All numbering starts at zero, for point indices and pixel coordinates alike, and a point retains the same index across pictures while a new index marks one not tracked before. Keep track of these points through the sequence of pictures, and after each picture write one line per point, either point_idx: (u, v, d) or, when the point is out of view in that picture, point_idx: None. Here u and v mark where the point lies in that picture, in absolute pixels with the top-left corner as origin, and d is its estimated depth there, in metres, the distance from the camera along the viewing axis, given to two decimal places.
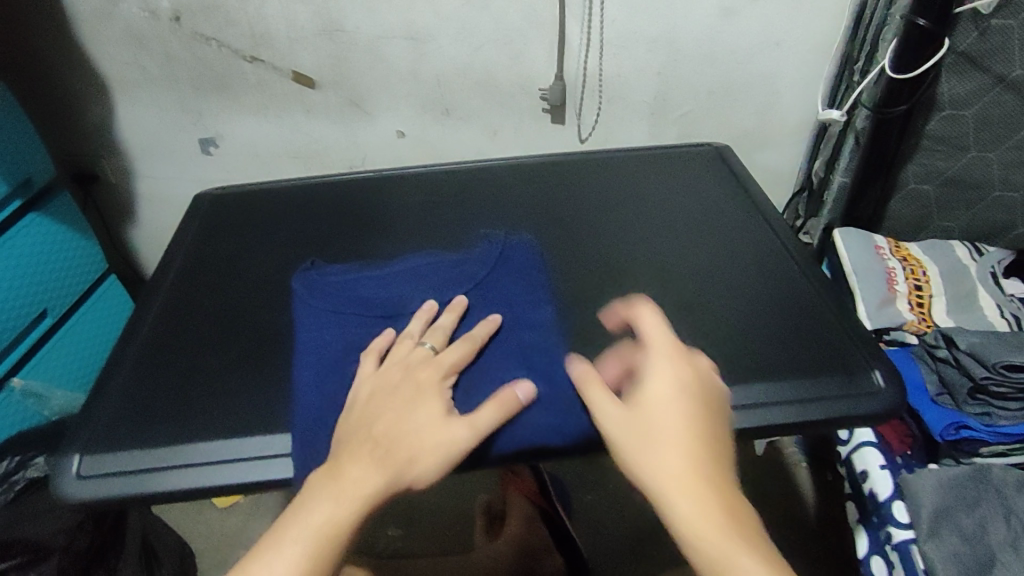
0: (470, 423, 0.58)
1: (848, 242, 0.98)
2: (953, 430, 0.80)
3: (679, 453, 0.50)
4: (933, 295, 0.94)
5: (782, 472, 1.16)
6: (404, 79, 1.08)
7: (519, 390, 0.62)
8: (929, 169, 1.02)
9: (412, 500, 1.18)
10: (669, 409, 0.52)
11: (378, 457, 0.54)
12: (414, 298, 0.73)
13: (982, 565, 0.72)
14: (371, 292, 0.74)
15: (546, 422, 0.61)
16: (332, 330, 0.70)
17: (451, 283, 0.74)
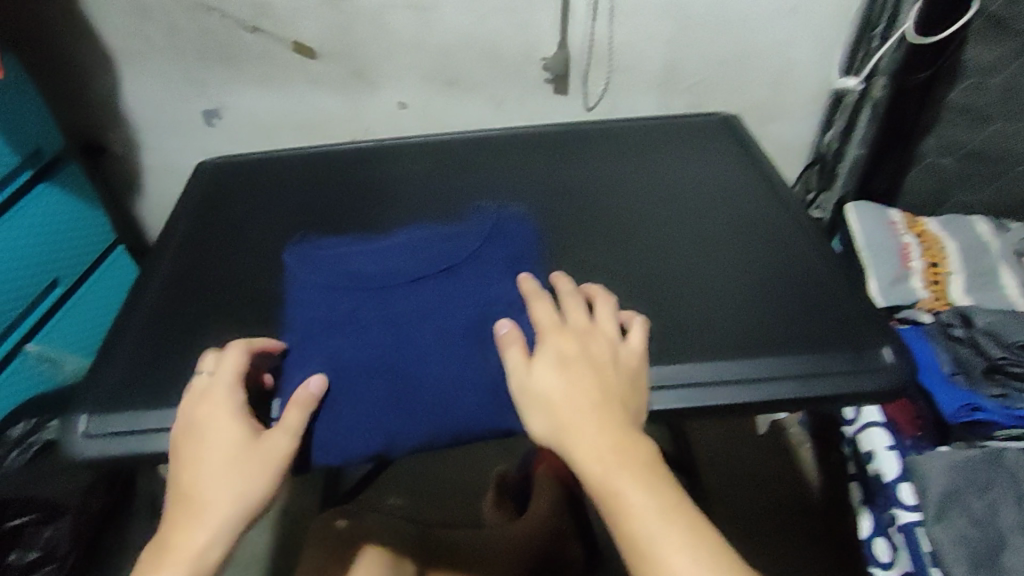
0: (287, 431, 0.55)
1: (861, 216, 0.94)
2: (966, 411, 0.76)
3: (565, 413, 0.52)
4: (950, 272, 0.90)
5: (786, 451, 1.14)
6: (406, 50, 1.06)
7: (313, 385, 0.60)
8: (951, 141, 0.97)
9: (413, 472, 1.18)
10: (553, 377, 0.54)
11: (193, 514, 0.51)
12: (405, 268, 0.71)
13: (990, 548, 0.69)
14: (363, 263, 0.73)
15: None
16: (321, 301, 0.69)
17: (443, 254, 0.72)
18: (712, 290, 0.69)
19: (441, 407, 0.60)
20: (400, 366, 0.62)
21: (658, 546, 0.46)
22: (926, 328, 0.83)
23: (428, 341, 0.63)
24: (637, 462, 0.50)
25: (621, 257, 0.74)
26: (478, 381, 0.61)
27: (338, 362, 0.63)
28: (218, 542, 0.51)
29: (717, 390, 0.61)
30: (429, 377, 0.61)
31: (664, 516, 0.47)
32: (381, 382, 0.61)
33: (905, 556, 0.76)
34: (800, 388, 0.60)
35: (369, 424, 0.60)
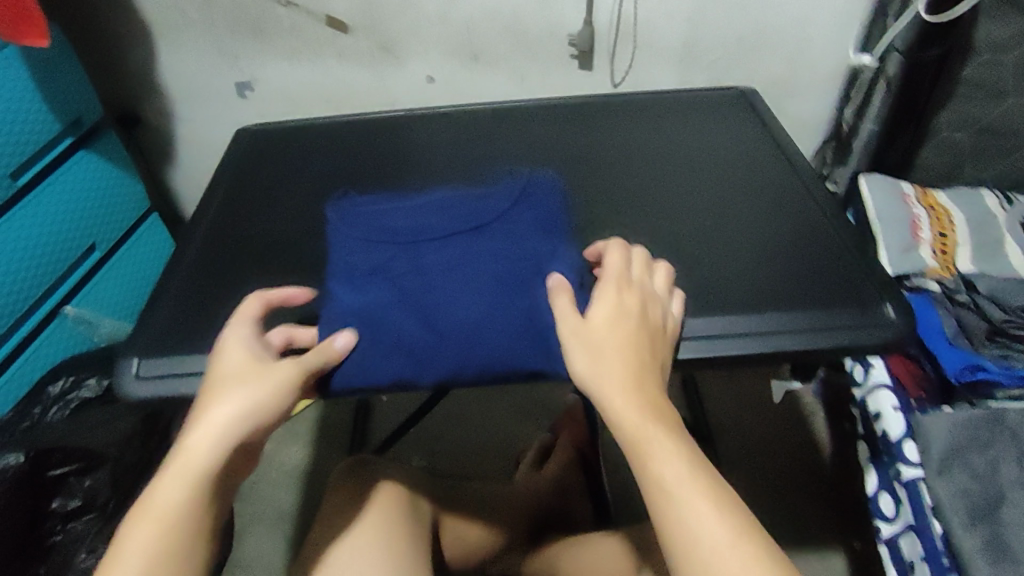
0: (295, 360, 0.59)
1: (874, 189, 0.97)
2: (969, 371, 0.79)
3: (612, 361, 0.55)
4: (958, 243, 0.93)
5: (797, 419, 1.18)
6: (434, 24, 1.10)
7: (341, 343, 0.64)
8: (964, 117, 1.00)
9: (435, 432, 1.23)
10: (608, 327, 0.57)
11: (199, 420, 0.53)
12: (439, 225, 0.76)
13: (990, 502, 0.73)
14: (399, 220, 0.77)
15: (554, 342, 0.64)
16: (364, 254, 0.73)
17: (475, 214, 0.76)
18: (727, 253, 0.73)
19: (476, 357, 0.64)
20: (441, 317, 0.66)
21: (682, 487, 0.50)
22: (933, 294, 0.86)
23: (462, 291, 0.68)
24: (666, 419, 0.53)
25: (641, 220, 0.78)
26: (513, 333, 0.65)
27: (382, 310, 0.67)
28: (214, 448, 0.52)
29: (730, 340, 0.65)
30: (465, 327, 0.66)
31: (688, 464, 0.51)
32: (422, 331, 0.66)
33: (909, 509, 0.79)
34: (808, 340, 0.64)
35: (408, 368, 0.64)
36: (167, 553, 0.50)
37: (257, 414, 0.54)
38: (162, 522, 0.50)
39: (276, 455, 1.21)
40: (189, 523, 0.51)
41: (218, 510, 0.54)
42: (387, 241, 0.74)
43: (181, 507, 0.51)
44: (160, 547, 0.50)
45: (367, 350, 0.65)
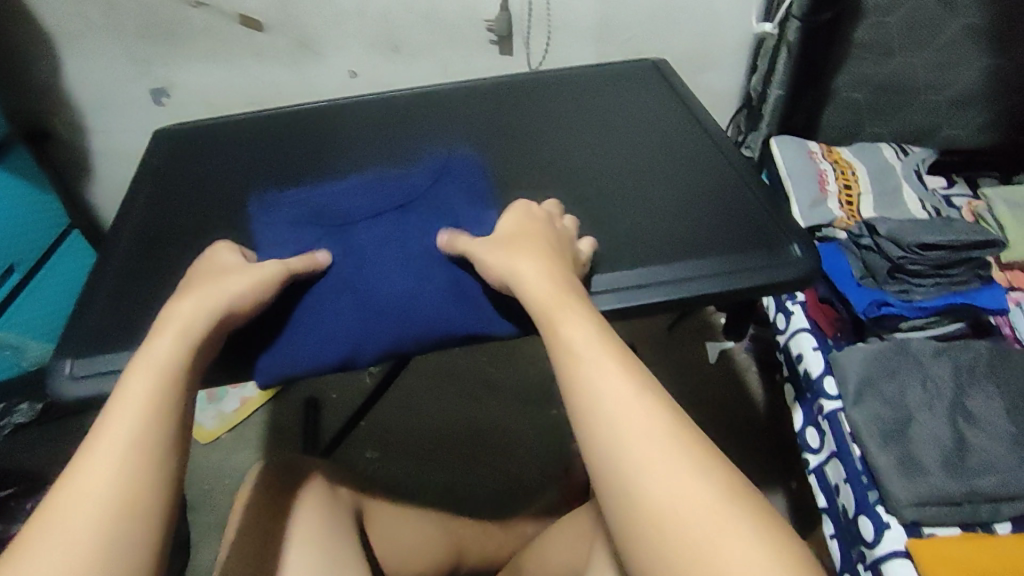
0: (281, 262, 0.65)
1: (782, 149, 1.03)
2: (875, 307, 0.86)
3: (521, 261, 0.59)
4: (861, 193, 0.99)
5: (732, 374, 1.24)
6: (353, 17, 1.11)
7: (320, 257, 0.69)
8: (859, 77, 1.07)
9: (382, 424, 1.24)
10: (514, 229, 0.65)
11: (189, 295, 0.57)
12: (366, 200, 0.77)
13: (901, 423, 0.79)
14: (326, 201, 0.78)
15: (482, 317, 0.67)
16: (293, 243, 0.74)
17: (398, 189, 0.78)
18: (646, 213, 0.77)
19: (407, 322, 0.67)
20: (370, 291, 0.68)
21: (592, 348, 0.50)
22: (842, 243, 0.93)
23: (393, 265, 0.70)
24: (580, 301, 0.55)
25: (565, 187, 0.81)
26: (442, 298, 0.68)
27: (312, 291, 0.69)
28: (203, 317, 0.56)
29: (654, 289, 0.68)
30: (397, 299, 0.68)
31: (597, 333, 0.52)
32: (353, 306, 0.67)
33: (831, 440, 0.84)
34: (725, 282, 0.69)
35: (341, 342, 0.66)
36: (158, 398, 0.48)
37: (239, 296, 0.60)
38: (153, 369, 0.50)
39: (226, 460, 1.20)
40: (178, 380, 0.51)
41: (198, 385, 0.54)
42: (313, 226, 0.75)
43: (172, 362, 0.51)
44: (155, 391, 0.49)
45: (300, 332, 0.66)
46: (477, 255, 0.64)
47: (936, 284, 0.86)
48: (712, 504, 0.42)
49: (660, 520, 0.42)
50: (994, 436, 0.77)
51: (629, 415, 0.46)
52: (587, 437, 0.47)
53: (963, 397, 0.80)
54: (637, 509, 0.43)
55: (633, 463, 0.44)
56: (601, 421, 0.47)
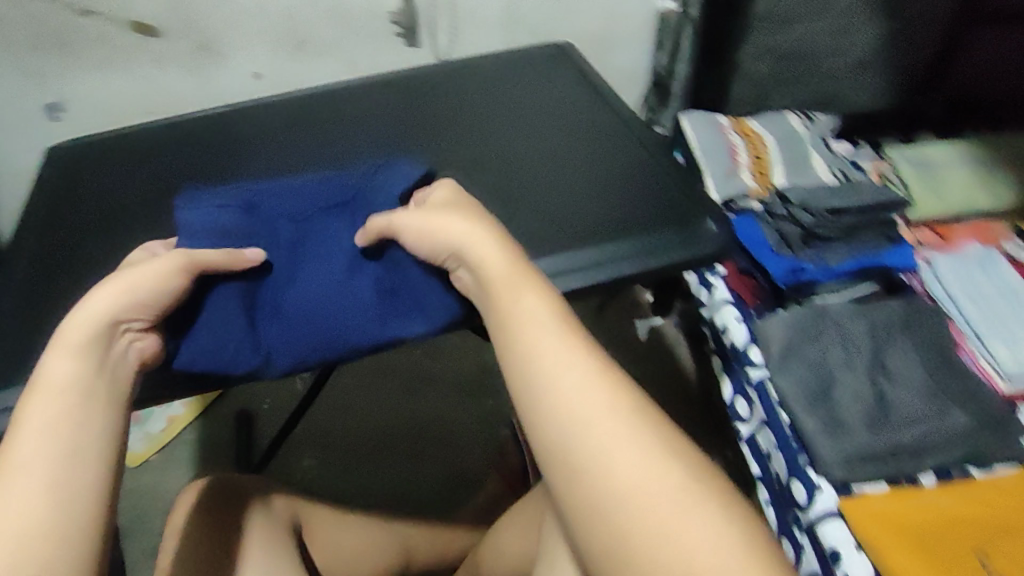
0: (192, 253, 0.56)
1: (693, 124, 1.04)
2: (791, 274, 0.86)
3: (457, 230, 0.55)
4: (772, 163, 1.01)
5: (665, 352, 1.26)
6: (253, 16, 1.05)
7: (251, 254, 0.62)
8: (760, 48, 1.05)
9: (322, 427, 1.20)
10: (450, 202, 0.59)
11: (93, 301, 0.49)
12: (303, 189, 0.71)
13: (825, 384, 0.80)
14: (261, 186, 0.71)
15: (411, 314, 0.64)
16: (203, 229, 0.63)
17: (337, 179, 0.72)
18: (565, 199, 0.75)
19: (330, 324, 0.63)
20: (288, 291, 0.64)
21: (541, 323, 0.48)
22: (755, 213, 0.93)
23: (326, 261, 0.66)
24: (525, 274, 0.52)
25: (476, 179, 0.80)
26: (363, 296, 0.64)
27: (221, 286, 0.61)
28: (108, 327, 0.48)
29: (570, 276, 0.68)
30: (326, 297, 0.64)
31: (552, 313, 0.49)
32: (267, 311, 0.63)
33: (760, 408, 0.85)
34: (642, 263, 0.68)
35: (254, 346, 0.61)
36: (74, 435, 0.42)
37: (143, 294, 0.50)
38: (62, 399, 0.43)
39: (154, 488, 1.14)
40: (98, 407, 0.44)
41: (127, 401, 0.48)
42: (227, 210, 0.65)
43: (84, 388, 0.44)
44: (69, 426, 0.42)
45: (210, 331, 0.59)
46: (399, 230, 0.60)
47: (847, 247, 0.87)
48: (678, 487, 0.40)
49: (601, 502, 0.40)
50: (914, 390, 0.78)
51: (579, 397, 0.44)
52: (543, 416, 0.45)
53: (882, 355, 0.82)
54: (576, 488, 0.41)
55: (574, 444, 0.43)
56: (546, 398, 0.45)
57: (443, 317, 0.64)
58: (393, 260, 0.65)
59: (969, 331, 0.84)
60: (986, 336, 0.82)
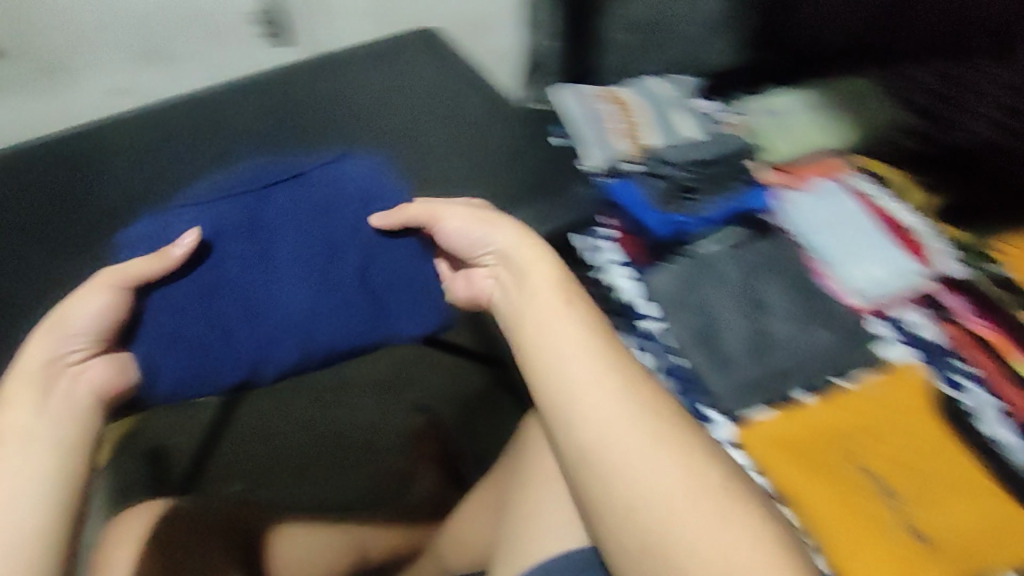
0: (118, 273, 0.56)
1: (564, 96, 1.00)
2: (669, 225, 0.84)
3: (488, 231, 0.57)
4: (644, 127, 0.97)
5: None
6: (102, 29, 0.95)
7: (186, 240, 0.60)
8: (621, 17, 1.02)
9: (244, 447, 1.11)
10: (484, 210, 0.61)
11: (29, 368, 0.49)
12: (275, 196, 0.66)
13: (707, 326, 0.77)
14: (237, 191, 0.66)
15: (406, 316, 0.68)
16: (164, 225, 0.64)
17: (308, 185, 0.67)
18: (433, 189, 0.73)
19: (307, 329, 0.65)
20: (264, 301, 0.63)
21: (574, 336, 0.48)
22: (625, 166, 0.90)
23: (314, 275, 0.65)
24: (565, 281, 0.52)
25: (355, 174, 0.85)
26: (348, 301, 0.66)
27: (155, 295, 0.59)
28: (47, 363, 0.50)
29: None
30: (308, 311, 0.64)
31: (587, 330, 0.49)
32: (240, 313, 0.63)
33: None
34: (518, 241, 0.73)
35: (235, 357, 0.63)
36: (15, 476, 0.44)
37: (77, 320, 0.52)
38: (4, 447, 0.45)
39: None
40: (43, 443, 0.46)
41: (82, 430, 0.49)
42: (233, 211, 0.64)
43: (28, 431, 0.46)
44: (14, 468, 0.44)
45: (172, 342, 0.60)
46: (439, 220, 0.61)
47: (718, 195, 0.85)
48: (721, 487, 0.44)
49: (640, 513, 0.43)
50: (788, 317, 0.77)
51: (614, 427, 0.45)
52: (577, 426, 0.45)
53: (761, 290, 0.79)
54: (612, 502, 0.43)
55: (618, 474, 0.44)
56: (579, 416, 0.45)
57: (436, 318, 0.69)
58: (405, 247, 0.67)
59: (823, 257, 0.82)
60: (839, 263, 0.81)
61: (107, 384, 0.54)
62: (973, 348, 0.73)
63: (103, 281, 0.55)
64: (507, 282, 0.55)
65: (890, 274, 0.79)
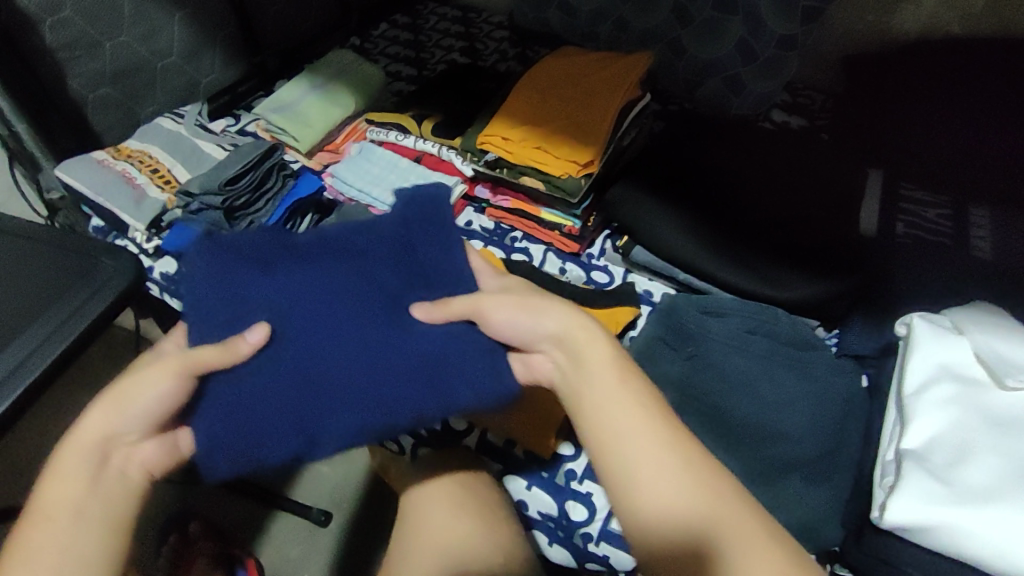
0: (185, 358, 0.45)
1: (69, 174, 0.89)
2: None
3: (544, 317, 0.49)
4: (170, 168, 0.92)
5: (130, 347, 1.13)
6: None
7: (254, 337, 0.47)
8: (89, 74, 0.91)
9: None
10: (494, 279, 0.55)
11: (83, 462, 0.44)
12: (336, 252, 0.53)
13: None
14: (274, 237, 0.53)
15: (468, 387, 0.48)
16: (230, 261, 0.51)
17: (367, 239, 0.53)
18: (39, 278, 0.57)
19: (371, 406, 0.47)
20: (327, 362, 0.47)
21: (616, 417, 0.44)
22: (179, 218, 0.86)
23: (367, 370, 0.47)
24: (616, 355, 0.47)
25: None
26: (414, 370, 0.48)
27: (218, 380, 0.47)
28: (104, 442, 0.45)
29: None
30: (359, 384, 0.47)
31: (645, 407, 0.45)
32: (297, 391, 0.47)
33: None
34: (73, 322, 0.54)
35: (289, 427, 0.46)
36: (57, 561, 0.41)
37: (141, 405, 0.45)
38: (53, 524, 0.42)
39: None
40: (96, 520, 0.43)
41: (128, 512, 0.45)
42: (300, 270, 0.51)
43: (76, 509, 0.43)
44: (56, 553, 0.41)
45: (234, 423, 0.46)
46: (486, 311, 0.49)
47: (268, 201, 0.88)
48: (782, 556, 0.39)
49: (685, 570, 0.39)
50: None
51: (673, 501, 0.41)
52: (630, 501, 0.42)
53: None
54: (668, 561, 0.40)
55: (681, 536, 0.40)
56: (638, 499, 0.42)
57: (497, 394, 0.48)
58: (458, 334, 0.50)
59: (383, 206, 0.89)
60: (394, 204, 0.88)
61: (161, 464, 0.48)
62: (513, 218, 0.87)
63: (171, 365, 0.45)
64: (569, 369, 0.48)
65: None
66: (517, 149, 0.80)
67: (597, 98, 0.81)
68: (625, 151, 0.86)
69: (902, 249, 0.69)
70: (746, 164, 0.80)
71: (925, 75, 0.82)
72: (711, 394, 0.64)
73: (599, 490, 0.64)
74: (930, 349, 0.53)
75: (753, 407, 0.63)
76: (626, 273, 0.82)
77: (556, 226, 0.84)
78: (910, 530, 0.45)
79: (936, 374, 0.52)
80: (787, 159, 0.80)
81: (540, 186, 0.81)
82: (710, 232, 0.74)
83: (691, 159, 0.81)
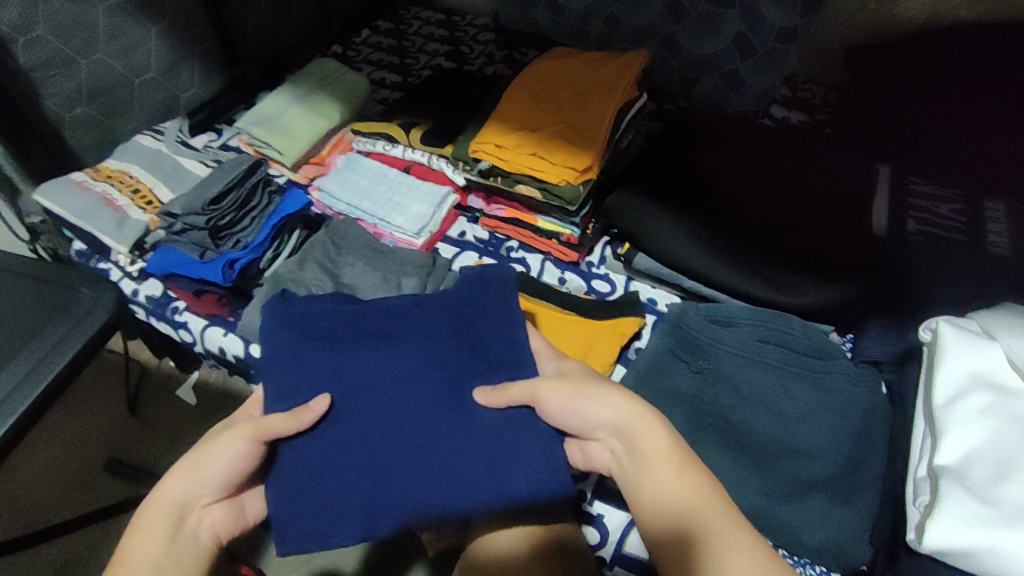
0: (258, 425, 0.45)
1: (46, 198, 0.84)
2: (230, 269, 0.78)
3: (600, 405, 0.46)
4: (152, 187, 0.88)
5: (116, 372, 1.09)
6: None
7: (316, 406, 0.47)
8: (66, 93, 0.87)
9: None
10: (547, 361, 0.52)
11: (161, 525, 0.43)
12: (405, 331, 0.51)
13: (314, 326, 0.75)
14: (348, 312, 0.52)
15: (531, 479, 0.46)
16: (307, 335, 0.51)
17: (435, 320, 0.51)
18: (19, 313, 0.53)
19: (430, 494, 0.46)
20: (389, 446, 0.47)
21: (677, 511, 0.41)
22: (166, 240, 0.80)
23: (428, 457, 0.46)
24: (676, 446, 0.44)
25: None
26: (473, 456, 0.47)
27: (287, 449, 0.47)
28: (180, 505, 0.44)
29: None
30: (423, 468, 0.46)
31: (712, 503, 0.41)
32: (364, 471, 0.46)
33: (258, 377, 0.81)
34: (47, 365, 0.50)
35: (358, 507, 0.46)
36: None
37: (213, 470, 0.45)
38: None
39: None
40: None
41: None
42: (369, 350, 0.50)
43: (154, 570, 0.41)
44: None
45: (304, 497, 0.46)
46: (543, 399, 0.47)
47: (253, 220, 0.83)
48: None
49: None
50: (366, 276, 0.77)
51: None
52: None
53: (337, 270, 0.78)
54: None
55: None
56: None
57: (554, 488, 0.46)
58: (519, 421, 0.48)
59: (374, 220, 0.86)
60: (387, 217, 0.85)
61: (228, 528, 0.46)
62: (508, 227, 0.84)
63: (246, 429, 0.45)
64: (627, 461, 0.45)
65: (431, 205, 0.85)
66: (511, 156, 0.76)
67: (592, 99, 0.78)
68: (622, 153, 0.83)
69: (917, 248, 0.66)
70: (747, 166, 0.77)
71: (926, 63, 0.79)
72: (719, 405, 0.61)
73: (611, 511, 0.61)
74: (960, 355, 0.50)
75: (769, 423, 0.60)
76: (629, 280, 0.79)
77: (554, 235, 0.81)
78: (951, 553, 0.42)
79: (968, 383, 0.49)
80: (791, 158, 0.77)
81: (536, 195, 0.78)
82: (714, 235, 0.71)
83: (692, 163, 0.77)
